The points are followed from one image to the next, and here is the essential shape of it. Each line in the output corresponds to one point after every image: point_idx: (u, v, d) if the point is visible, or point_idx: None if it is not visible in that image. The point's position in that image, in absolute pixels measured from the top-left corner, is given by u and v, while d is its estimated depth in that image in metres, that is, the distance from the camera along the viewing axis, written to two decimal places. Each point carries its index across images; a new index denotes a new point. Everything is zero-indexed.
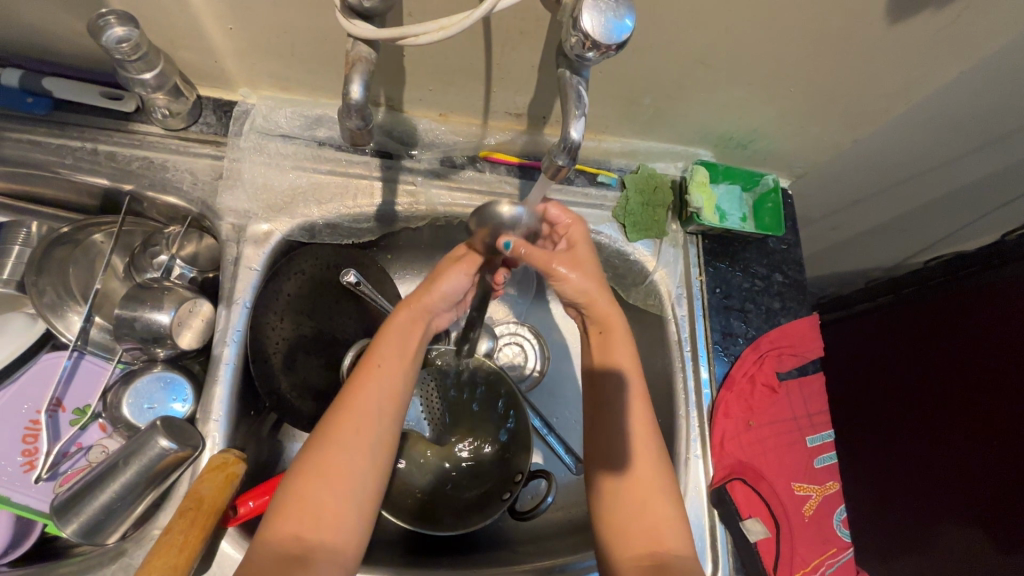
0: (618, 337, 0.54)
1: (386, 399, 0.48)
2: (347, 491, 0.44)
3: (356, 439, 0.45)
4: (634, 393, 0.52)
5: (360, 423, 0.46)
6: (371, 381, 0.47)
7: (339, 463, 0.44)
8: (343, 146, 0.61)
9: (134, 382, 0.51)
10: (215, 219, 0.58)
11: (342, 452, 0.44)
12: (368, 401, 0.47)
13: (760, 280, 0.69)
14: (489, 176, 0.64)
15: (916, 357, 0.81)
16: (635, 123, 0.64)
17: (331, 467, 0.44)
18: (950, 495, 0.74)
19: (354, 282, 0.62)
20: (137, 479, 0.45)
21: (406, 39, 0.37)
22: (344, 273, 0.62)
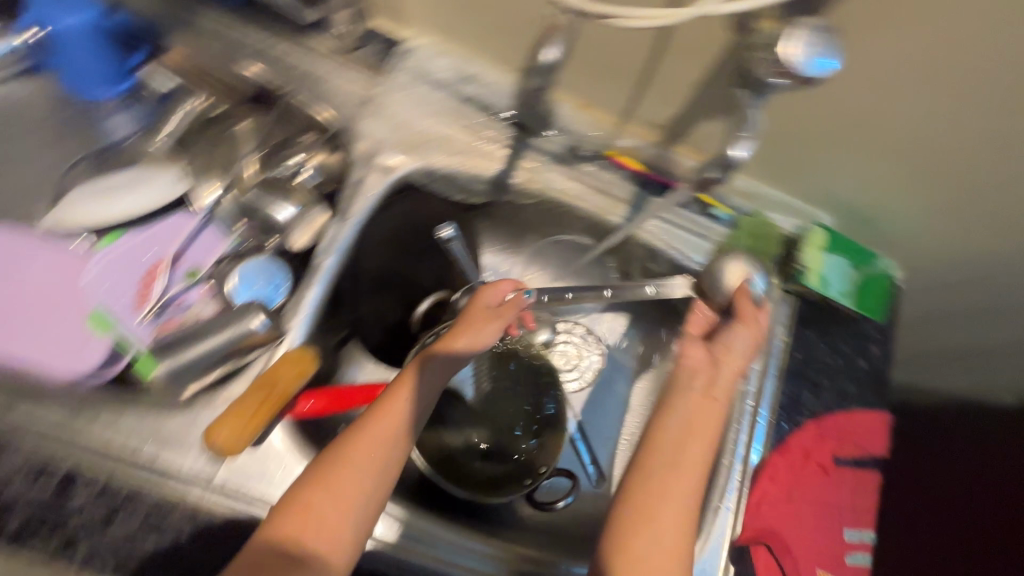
0: (715, 422, 0.51)
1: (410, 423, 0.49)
2: (352, 508, 0.44)
3: (371, 459, 0.46)
4: (693, 465, 0.48)
5: (381, 443, 0.46)
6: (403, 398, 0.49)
7: (353, 479, 0.45)
8: (484, 107, 0.63)
9: (242, 261, 0.54)
10: (352, 139, 0.61)
11: (356, 469, 0.45)
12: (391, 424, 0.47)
13: (844, 360, 0.66)
14: (608, 176, 0.65)
15: None
16: (769, 166, 0.63)
17: (335, 479, 0.44)
18: None
19: (448, 237, 0.65)
20: (224, 346, 0.49)
21: (610, 18, 0.38)
22: (442, 228, 0.65)
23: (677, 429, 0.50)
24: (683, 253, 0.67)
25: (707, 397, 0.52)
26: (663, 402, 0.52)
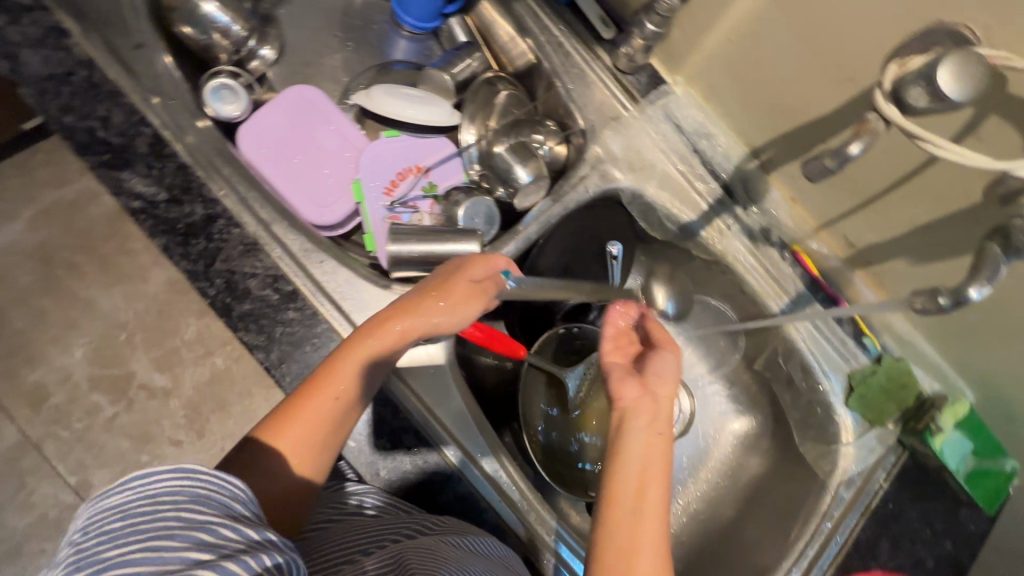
0: (659, 455, 0.46)
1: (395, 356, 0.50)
2: (324, 438, 0.46)
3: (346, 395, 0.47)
4: (647, 511, 0.43)
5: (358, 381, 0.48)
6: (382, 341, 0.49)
7: (326, 412, 0.46)
8: (707, 165, 0.71)
9: (474, 197, 0.62)
10: (589, 141, 0.69)
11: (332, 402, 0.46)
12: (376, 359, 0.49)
13: (932, 534, 0.66)
14: (785, 267, 0.71)
15: None
16: (940, 325, 0.65)
17: (297, 431, 0.45)
18: None
19: (613, 254, 0.73)
20: (444, 255, 0.57)
21: (924, 142, 0.42)
22: (611, 244, 0.73)
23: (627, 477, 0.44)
24: (820, 362, 0.70)
25: (659, 433, 0.47)
26: (610, 450, 0.46)
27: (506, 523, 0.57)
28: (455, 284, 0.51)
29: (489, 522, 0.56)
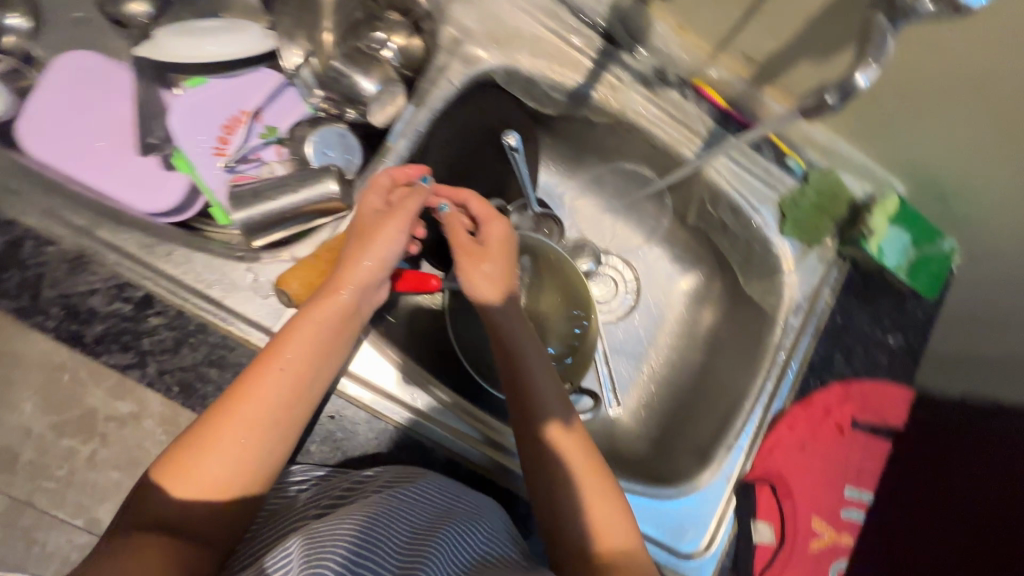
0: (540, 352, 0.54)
1: (311, 378, 0.44)
2: (251, 461, 0.41)
3: (255, 424, 0.41)
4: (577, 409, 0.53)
5: (268, 405, 0.42)
6: (290, 355, 0.43)
7: (248, 419, 0.41)
8: (579, 14, 0.62)
9: (319, 128, 0.54)
10: (439, 23, 0.59)
11: (258, 406, 0.41)
12: (280, 378, 0.42)
13: (881, 332, 0.67)
14: (689, 107, 0.64)
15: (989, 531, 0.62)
16: (859, 121, 0.61)
17: (224, 450, 0.40)
18: None
19: (512, 146, 0.67)
20: (302, 205, 0.51)
21: None
22: (508, 135, 0.66)
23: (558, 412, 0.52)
24: (748, 198, 0.66)
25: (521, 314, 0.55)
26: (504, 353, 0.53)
27: (456, 455, 0.55)
28: (381, 222, 0.48)
29: (439, 460, 0.54)
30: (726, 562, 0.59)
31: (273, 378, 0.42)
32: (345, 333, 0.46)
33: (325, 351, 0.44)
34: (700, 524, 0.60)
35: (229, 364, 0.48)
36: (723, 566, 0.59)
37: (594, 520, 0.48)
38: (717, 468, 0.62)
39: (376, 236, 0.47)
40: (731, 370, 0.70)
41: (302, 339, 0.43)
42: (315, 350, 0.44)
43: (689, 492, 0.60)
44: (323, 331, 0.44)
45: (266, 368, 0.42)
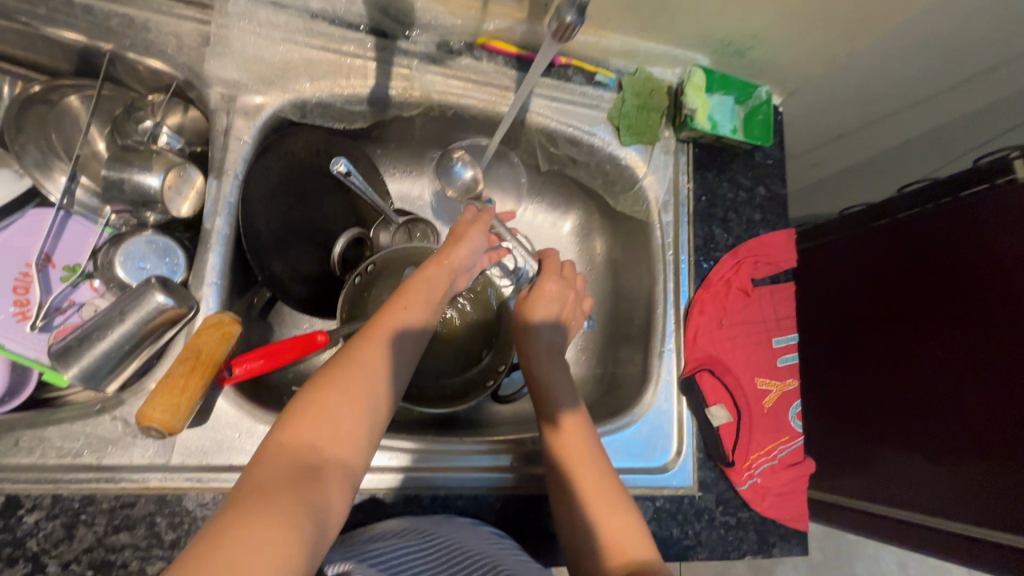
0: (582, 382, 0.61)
1: (408, 337, 0.51)
2: (375, 389, 0.46)
3: (376, 365, 0.47)
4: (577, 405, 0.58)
5: (381, 352, 0.48)
6: (397, 318, 0.51)
7: (373, 356, 0.48)
8: (337, 22, 0.59)
9: (124, 243, 0.50)
10: (202, 87, 0.55)
11: (377, 349, 0.48)
12: (390, 334, 0.50)
13: (743, 192, 0.71)
14: (486, 66, 0.63)
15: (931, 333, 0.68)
16: (639, 19, 0.62)
17: (356, 384, 0.45)
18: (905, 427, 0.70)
19: (344, 171, 0.63)
20: (134, 331, 0.46)
21: None
22: (336, 161, 0.62)
23: (572, 439, 0.55)
24: (579, 126, 0.67)
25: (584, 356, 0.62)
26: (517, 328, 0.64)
27: (410, 488, 0.54)
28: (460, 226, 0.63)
29: (394, 500, 0.54)
30: (700, 454, 0.63)
31: (383, 332, 0.49)
32: (431, 311, 0.54)
33: (417, 318, 0.52)
34: (665, 432, 0.63)
35: (138, 520, 0.45)
36: (699, 459, 0.62)
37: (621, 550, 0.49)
38: (657, 379, 0.64)
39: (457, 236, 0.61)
40: (634, 285, 0.72)
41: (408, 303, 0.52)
42: (406, 317, 0.51)
43: (642, 414, 0.63)
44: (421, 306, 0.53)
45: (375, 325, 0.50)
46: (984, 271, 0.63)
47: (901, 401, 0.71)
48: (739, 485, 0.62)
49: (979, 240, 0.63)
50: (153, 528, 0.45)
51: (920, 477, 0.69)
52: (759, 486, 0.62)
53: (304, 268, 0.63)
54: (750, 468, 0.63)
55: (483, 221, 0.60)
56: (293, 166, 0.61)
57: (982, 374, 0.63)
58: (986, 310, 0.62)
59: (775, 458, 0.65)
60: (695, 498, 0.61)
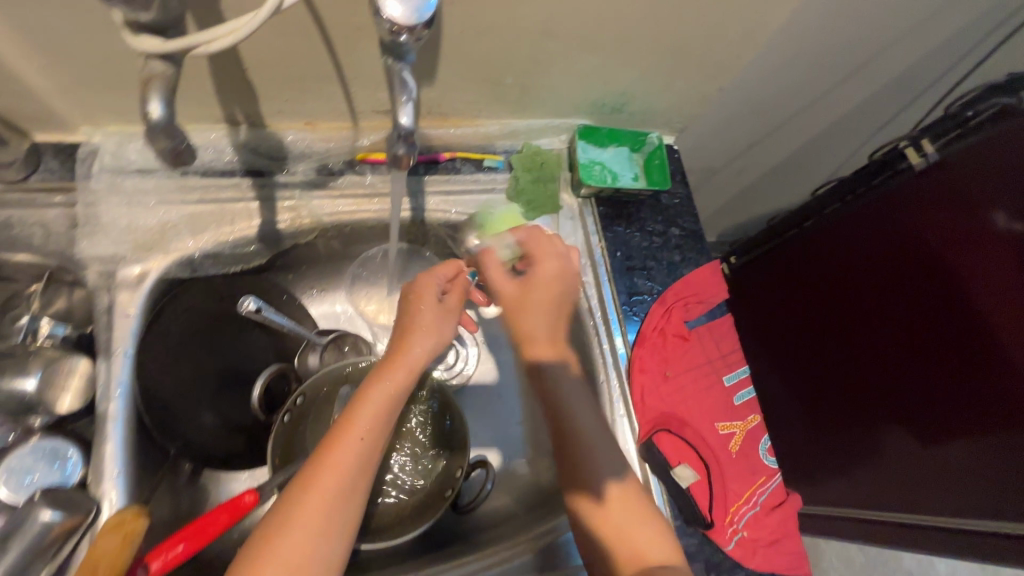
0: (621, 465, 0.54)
1: (357, 473, 0.47)
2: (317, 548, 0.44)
3: (317, 521, 0.44)
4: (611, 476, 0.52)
5: (327, 497, 0.45)
6: (346, 457, 0.47)
7: (319, 509, 0.44)
8: (208, 171, 0.58)
9: (6, 458, 0.45)
10: (78, 269, 0.54)
11: (325, 497, 0.45)
12: (333, 478, 0.46)
13: (657, 237, 0.71)
14: (370, 178, 0.63)
15: (943, 347, 0.73)
16: (508, 102, 0.63)
17: (298, 546, 0.43)
18: (924, 433, 0.76)
19: (255, 309, 0.59)
20: (22, 562, 0.42)
21: (200, 48, 0.33)
22: (245, 303, 0.58)
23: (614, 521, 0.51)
24: (480, 213, 0.67)
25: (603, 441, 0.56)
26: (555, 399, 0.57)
27: None
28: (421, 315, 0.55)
29: None
30: (677, 521, 0.58)
31: (327, 481, 0.45)
32: (383, 425, 0.50)
33: (370, 445, 0.48)
34: None
35: None
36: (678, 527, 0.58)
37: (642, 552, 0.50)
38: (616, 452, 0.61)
39: (419, 327, 0.54)
40: None
41: (363, 434, 0.48)
42: (359, 447, 0.48)
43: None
44: (377, 436, 0.49)
45: (325, 466, 0.46)
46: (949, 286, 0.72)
47: (919, 408, 0.76)
48: (724, 547, 0.58)
49: (952, 277, 0.71)
50: None
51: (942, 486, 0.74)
52: (747, 541, 0.59)
53: (233, 419, 0.60)
54: (733, 524, 0.59)
55: (454, 306, 0.58)
56: (196, 320, 0.59)
57: (920, 386, 0.76)
58: (959, 342, 0.71)
59: (756, 504, 0.62)
60: None
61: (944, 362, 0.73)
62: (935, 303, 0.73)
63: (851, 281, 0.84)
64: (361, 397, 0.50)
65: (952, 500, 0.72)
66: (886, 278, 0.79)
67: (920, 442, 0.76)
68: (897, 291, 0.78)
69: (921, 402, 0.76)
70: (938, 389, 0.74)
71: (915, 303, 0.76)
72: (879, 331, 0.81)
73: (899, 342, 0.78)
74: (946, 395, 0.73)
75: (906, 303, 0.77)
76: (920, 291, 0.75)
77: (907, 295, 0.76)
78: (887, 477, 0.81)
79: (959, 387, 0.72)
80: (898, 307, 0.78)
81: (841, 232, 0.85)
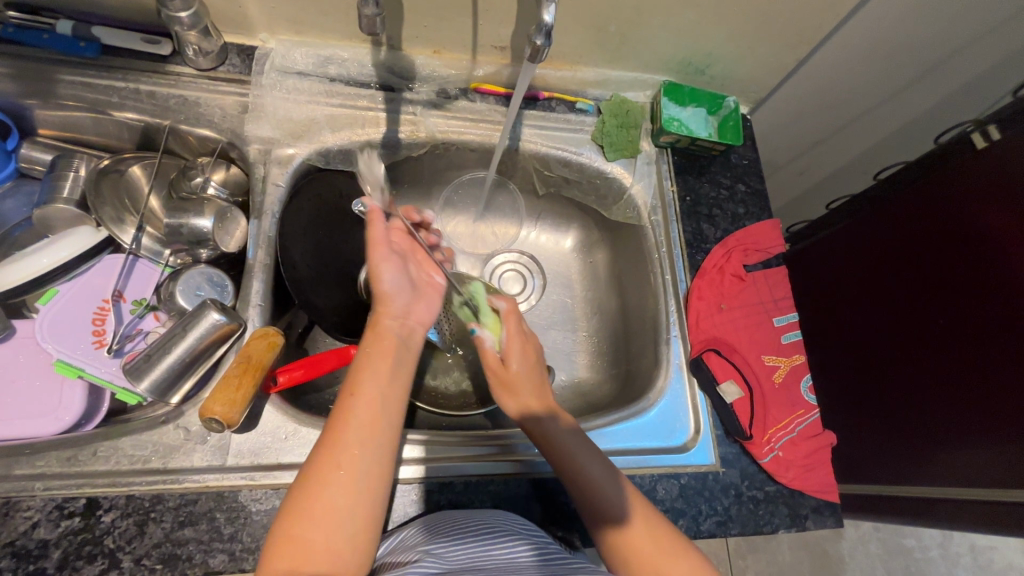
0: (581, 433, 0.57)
1: (385, 393, 0.49)
2: (366, 458, 0.45)
3: (340, 473, 0.43)
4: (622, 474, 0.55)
5: (361, 416, 0.46)
6: (369, 381, 0.49)
7: (355, 425, 0.46)
8: (351, 82, 0.70)
9: (182, 275, 0.57)
10: (243, 145, 0.66)
11: (359, 415, 0.46)
12: (352, 432, 0.45)
13: (725, 189, 0.78)
14: (480, 106, 0.73)
15: (990, 346, 0.74)
16: (606, 51, 0.72)
17: (345, 463, 0.44)
18: (951, 422, 0.78)
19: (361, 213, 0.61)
20: (194, 347, 0.53)
21: None
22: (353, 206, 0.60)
23: (640, 529, 0.51)
24: (568, 149, 0.76)
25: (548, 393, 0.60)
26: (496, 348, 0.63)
27: (442, 476, 0.58)
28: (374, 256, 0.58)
29: (431, 488, 0.57)
30: (718, 431, 0.65)
31: (348, 435, 0.45)
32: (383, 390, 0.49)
33: (380, 403, 0.48)
34: (681, 413, 0.66)
35: (200, 515, 0.50)
36: (718, 436, 0.65)
37: (632, 545, 0.51)
38: (668, 366, 0.68)
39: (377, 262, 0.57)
40: (633, 291, 0.78)
41: (378, 360, 0.50)
42: (376, 378, 0.49)
43: (658, 397, 0.66)
44: (393, 364, 0.51)
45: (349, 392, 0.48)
46: (1002, 288, 0.73)
47: (950, 399, 0.79)
48: (760, 459, 0.63)
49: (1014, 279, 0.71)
50: (213, 523, 0.50)
51: (955, 474, 0.77)
52: (782, 459, 0.64)
53: (342, 293, 0.71)
54: (770, 442, 0.64)
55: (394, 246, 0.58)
56: (323, 206, 0.70)
57: (958, 379, 0.78)
58: (1009, 345, 0.72)
59: (793, 432, 0.66)
60: (720, 475, 0.63)
61: (986, 345, 0.75)
62: (990, 300, 0.74)
63: (907, 267, 0.86)
64: (360, 362, 0.50)
65: (989, 478, 0.73)
66: (943, 268, 0.81)
67: (952, 431, 0.78)
68: (952, 277, 0.79)
69: (959, 389, 0.78)
70: (981, 391, 0.75)
71: (962, 297, 0.78)
72: (928, 313, 0.82)
73: (939, 336, 0.80)
74: (992, 381, 0.74)
75: (956, 296, 0.79)
76: (972, 272, 0.77)
77: (958, 286, 0.78)
78: (925, 456, 0.81)
79: (998, 384, 0.73)
80: (950, 298, 0.79)
81: (909, 216, 0.87)
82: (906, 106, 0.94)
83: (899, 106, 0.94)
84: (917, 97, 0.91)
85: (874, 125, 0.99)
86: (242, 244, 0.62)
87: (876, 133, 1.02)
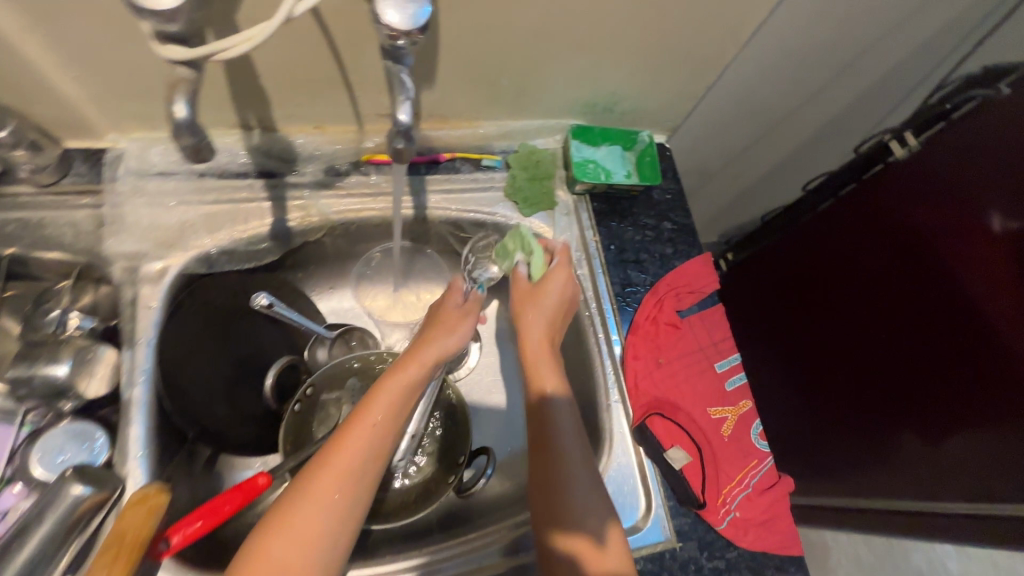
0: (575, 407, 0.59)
1: (378, 439, 0.51)
2: (346, 499, 0.48)
3: (335, 496, 0.47)
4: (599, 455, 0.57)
5: (356, 455, 0.49)
6: (374, 420, 0.51)
7: (347, 464, 0.49)
8: (225, 174, 0.63)
9: (40, 439, 0.50)
10: (107, 266, 0.58)
11: (354, 454, 0.49)
12: (338, 470, 0.48)
13: (650, 231, 0.73)
14: (375, 178, 0.67)
15: (935, 354, 0.73)
16: (504, 103, 0.67)
17: (323, 503, 0.47)
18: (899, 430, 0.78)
19: (266, 303, 0.60)
20: (56, 531, 0.45)
21: (222, 53, 0.36)
22: (257, 298, 0.60)
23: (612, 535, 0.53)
24: (480, 209, 0.71)
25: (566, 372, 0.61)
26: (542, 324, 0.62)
27: None
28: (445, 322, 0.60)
29: None
30: (671, 501, 0.61)
31: (337, 473, 0.48)
32: (390, 432, 0.52)
33: (375, 446, 0.51)
34: (629, 488, 0.61)
35: None
36: (670, 507, 0.60)
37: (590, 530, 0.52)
38: (612, 436, 0.64)
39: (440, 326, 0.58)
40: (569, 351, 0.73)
41: (389, 398, 0.53)
42: (377, 423, 0.51)
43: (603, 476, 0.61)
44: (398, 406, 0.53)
45: (351, 430, 0.51)
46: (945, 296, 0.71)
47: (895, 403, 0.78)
48: (717, 526, 0.60)
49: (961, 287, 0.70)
50: None
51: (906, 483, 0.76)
52: (739, 520, 0.61)
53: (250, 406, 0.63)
54: (726, 504, 0.61)
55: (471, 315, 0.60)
56: (211, 314, 0.61)
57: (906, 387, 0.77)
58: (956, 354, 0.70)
59: (749, 487, 0.63)
60: (677, 551, 0.59)
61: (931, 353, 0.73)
62: (931, 307, 0.73)
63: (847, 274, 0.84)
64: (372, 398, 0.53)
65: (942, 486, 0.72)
66: (881, 273, 0.79)
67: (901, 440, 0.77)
68: (891, 284, 0.78)
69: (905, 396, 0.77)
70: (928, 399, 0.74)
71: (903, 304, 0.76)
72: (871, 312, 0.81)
73: (887, 343, 0.79)
74: (938, 387, 0.73)
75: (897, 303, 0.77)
76: (910, 278, 0.75)
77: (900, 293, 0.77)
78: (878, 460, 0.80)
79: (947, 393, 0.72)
80: (890, 305, 0.78)
81: (842, 222, 0.85)
82: (825, 109, 0.92)
83: (817, 110, 0.92)
84: (833, 99, 0.90)
85: (796, 130, 0.98)
86: (112, 382, 0.55)
87: (798, 136, 1.00)
